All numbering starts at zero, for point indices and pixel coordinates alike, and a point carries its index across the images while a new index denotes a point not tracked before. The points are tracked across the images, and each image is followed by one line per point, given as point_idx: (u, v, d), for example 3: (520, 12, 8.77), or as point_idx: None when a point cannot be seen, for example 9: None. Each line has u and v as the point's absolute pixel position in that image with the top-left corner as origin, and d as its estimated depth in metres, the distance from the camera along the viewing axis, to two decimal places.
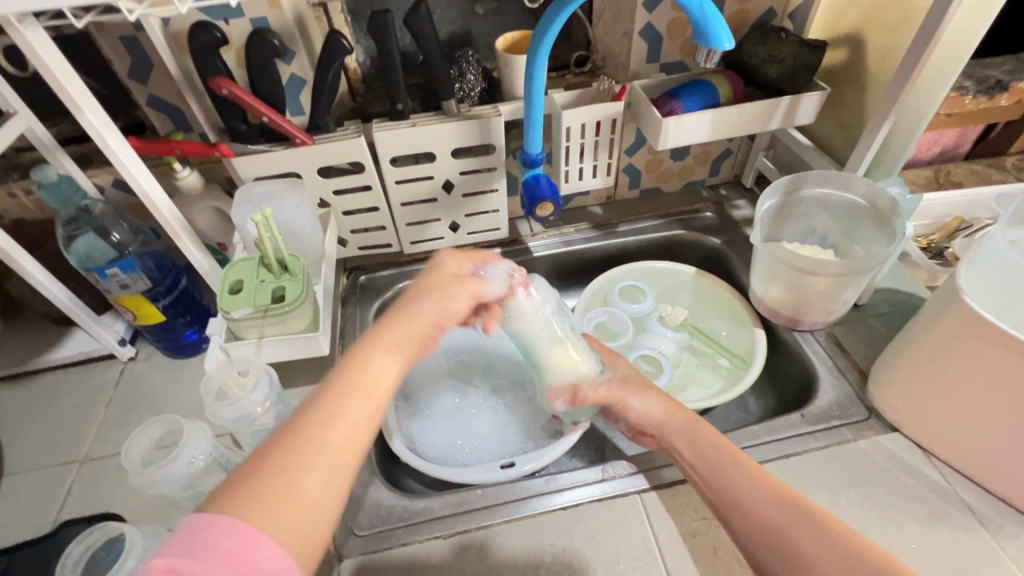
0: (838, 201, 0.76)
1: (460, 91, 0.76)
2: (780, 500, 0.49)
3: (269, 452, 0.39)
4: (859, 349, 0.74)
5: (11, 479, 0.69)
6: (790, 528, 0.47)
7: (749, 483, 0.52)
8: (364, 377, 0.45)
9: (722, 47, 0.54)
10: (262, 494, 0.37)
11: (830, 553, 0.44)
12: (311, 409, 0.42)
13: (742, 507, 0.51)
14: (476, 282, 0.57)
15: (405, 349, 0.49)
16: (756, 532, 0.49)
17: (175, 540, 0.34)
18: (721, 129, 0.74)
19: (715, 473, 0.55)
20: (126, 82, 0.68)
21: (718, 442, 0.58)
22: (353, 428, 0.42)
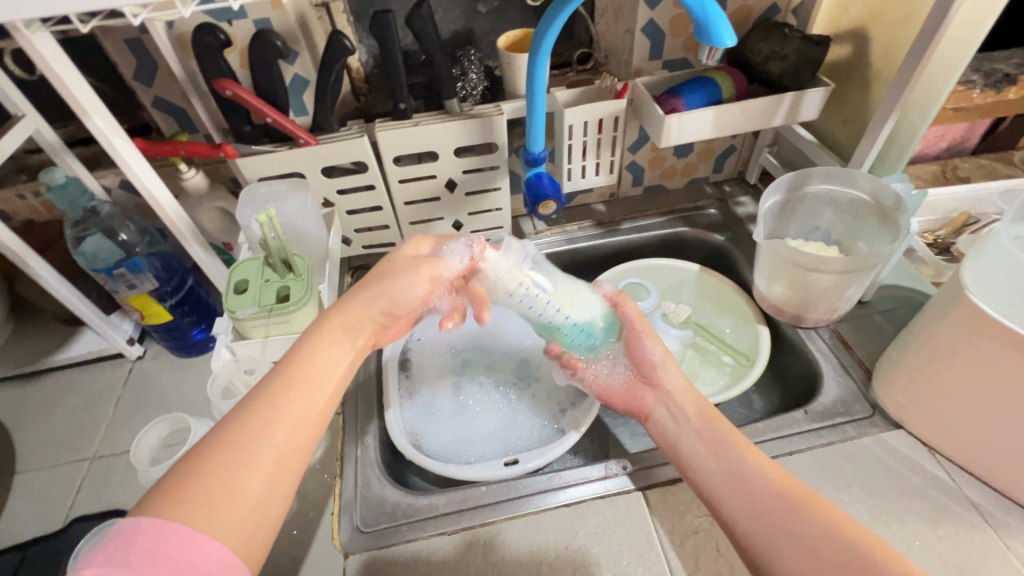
0: (842, 197, 0.76)
1: (462, 89, 0.76)
2: (785, 490, 0.50)
3: (209, 455, 0.41)
4: (864, 346, 0.74)
5: (23, 476, 0.70)
6: (794, 517, 0.47)
7: (755, 468, 0.53)
8: (304, 376, 0.48)
9: (724, 44, 0.54)
10: (204, 494, 0.39)
11: (826, 540, 0.45)
12: (256, 405, 0.45)
13: (746, 489, 0.51)
14: (433, 265, 0.61)
15: (346, 344, 0.53)
16: (758, 513, 0.49)
17: (112, 547, 0.35)
18: (723, 126, 0.73)
19: (720, 455, 0.56)
20: (132, 85, 0.69)
21: (720, 427, 0.58)
22: (295, 427, 0.45)
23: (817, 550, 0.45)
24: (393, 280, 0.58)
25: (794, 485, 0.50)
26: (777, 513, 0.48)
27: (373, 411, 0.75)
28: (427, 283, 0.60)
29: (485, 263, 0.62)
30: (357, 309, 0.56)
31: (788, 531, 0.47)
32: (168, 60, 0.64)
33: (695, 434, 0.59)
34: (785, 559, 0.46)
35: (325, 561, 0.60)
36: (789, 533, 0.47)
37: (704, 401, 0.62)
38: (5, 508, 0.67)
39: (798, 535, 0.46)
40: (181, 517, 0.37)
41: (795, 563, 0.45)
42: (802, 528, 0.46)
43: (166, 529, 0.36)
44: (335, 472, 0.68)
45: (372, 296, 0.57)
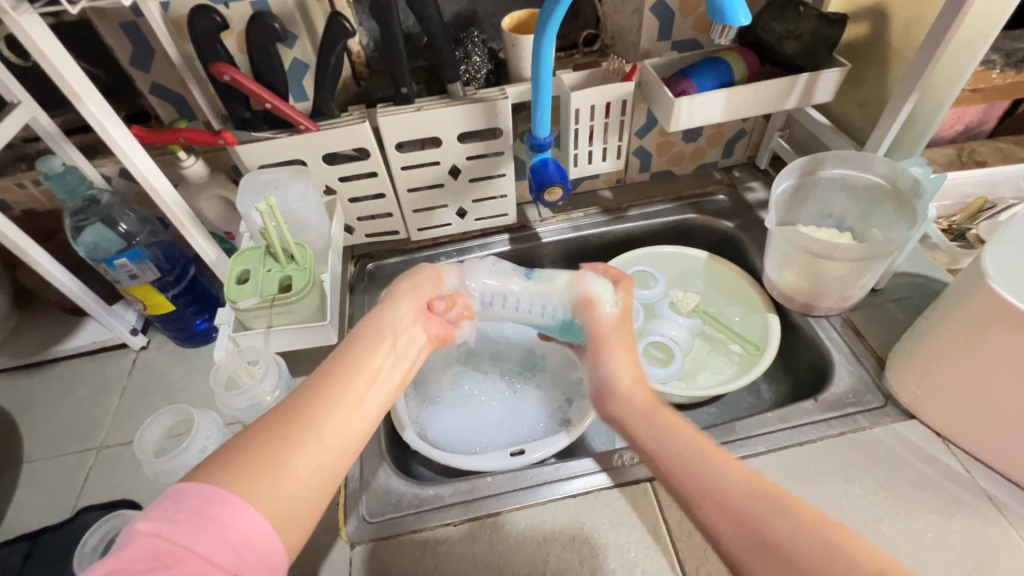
0: (857, 182, 0.74)
1: (466, 73, 0.74)
2: (751, 491, 0.42)
3: (263, 432, 0.41)
4: (877, 335, 0.73)
5: (30, 466, 0.70)
6: (772, 527, 0.39)
7: (716, 468, 0.44)
8: (353, 359, 0.49)
9: (738, 23, 0.52)
10: (254, 468, 0.39)
11: (808, 542, 0.38)
12: (307, 389, 0.45)
13: (712, 502, 0.42)
14: (438, 266, 0.66)
15: (392, 333, 0.54)
16: (729, 525, 0.41)
17: (165, 503, 0.36)
18: (735, 108, 0.71)
19: (675, 462, 0.46)
20: (128, 70, 0.68)
21: (665, 419, 0.51)
22: (346, 409, 0.45)
23: (795, 562, 0.38)
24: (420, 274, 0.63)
25: (755, 482, 0.42)
26: (752, 524, 0.40)
27: None
28: (439, 277, 0.65)
29: (469, 265, 0.70)
30: (399, 298, 0.58)
31: (771, 541, 0.39)
32: (164, 44, 0.63)
33: (645, 444, 0.50)
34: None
35: (331, 550, 0.60)
36: (762, 548, 0.39)
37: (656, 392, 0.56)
38: (14, 497, 0.68)
39: (776, 549, 0.38)
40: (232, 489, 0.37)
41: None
42: (783, 535, 0.39)
43: (221, 493, 0.36)
44: None
45: (403, 289, 0.60)
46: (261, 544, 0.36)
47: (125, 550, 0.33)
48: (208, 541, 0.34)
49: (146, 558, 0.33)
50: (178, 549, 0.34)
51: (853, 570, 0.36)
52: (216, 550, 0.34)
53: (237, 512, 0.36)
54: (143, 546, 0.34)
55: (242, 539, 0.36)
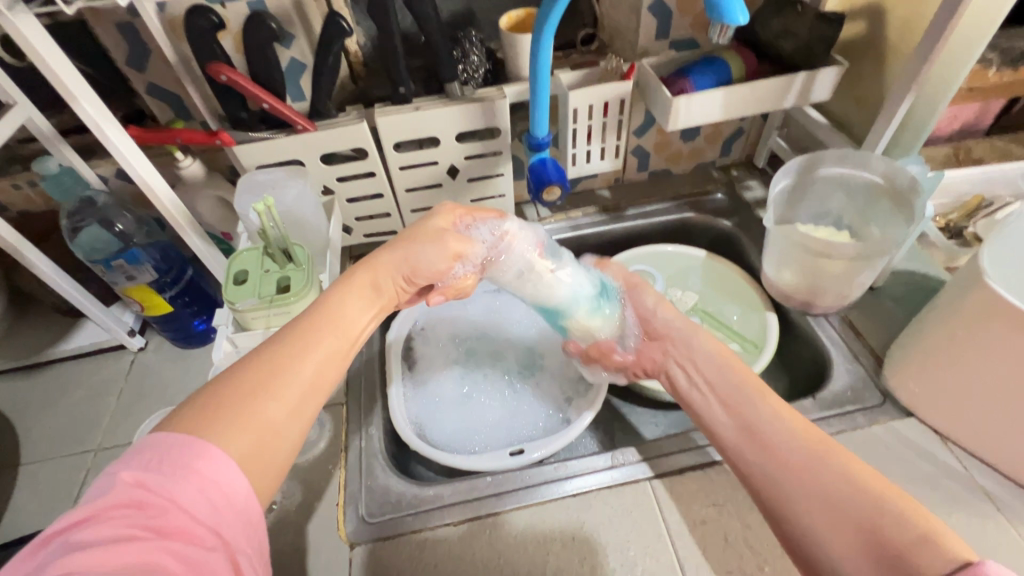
0: (854, 181, 0.74)
1: (463, 73, 0.73)
2: (804, 440, 0.47)
3: (236, 382, 0.41)
4: (875, 333, 0.73)
5: (27, 469, 0.70)
6: (811, 467, 0.45)
7: (772, 419, 0.50)
8: (325, 319, 0.49)
9: (736, 22, 0.52)
10: (230, 416, 0.39)
11: (838, 485, 0.43)
12: (279, 341, 0.45)
13: (762, 440, 0.49)
14: (461, 240, 0.61)
15: (369, 296, 0.54)
16: (772, 466, 0.47)
17: (149, 454, 0.36)
18: (733, 107, 0.71)
19: (738, 406, 0.53)
20: (124, 71, 0.67)
21: (736, 373, 0.56)
22: (319, 366, 0.45)
23: (826, 496, 0.43)
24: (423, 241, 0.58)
25: (812, 436, 0.47)
26: (795, 465, 0.46)
27: (377, 401, 0.74)
28: (451, 256, 0.60)
29: (511, 239, 0.62)
30: (384, 268, 0.56)
31: (805, 479, 0.44)
32: (160, 44, 0.62)
33: (712, 387, 0.57)
34: (798, 502, 0.44)
35: (331, 551, 0.60)
36: (797, 477, 0.45)
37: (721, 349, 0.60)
38: (12, 499, 0.67)
39: (808, 483, 0.44)
40: (205, 434, 0.37)
41: (806, 505, 0.43)
42: (817, 477, 0.44)
43: (202, 444, 0.37)
44: (340, 463, 0.67)
45: (392, 258, 0.57)
46: (237, 494, 0.37)
47: (105, 498, 0.33)
48: (191, 492, 0.34)
49: (126, 506, 0.33)
50: (158, 501, 0.34)
51: (884, 517, 0.40)
52: (196, 502, 0.34)
53: (214, 459, 0.36)
54: (124, 494, 0.33)
55: (220, 490, 0.36)
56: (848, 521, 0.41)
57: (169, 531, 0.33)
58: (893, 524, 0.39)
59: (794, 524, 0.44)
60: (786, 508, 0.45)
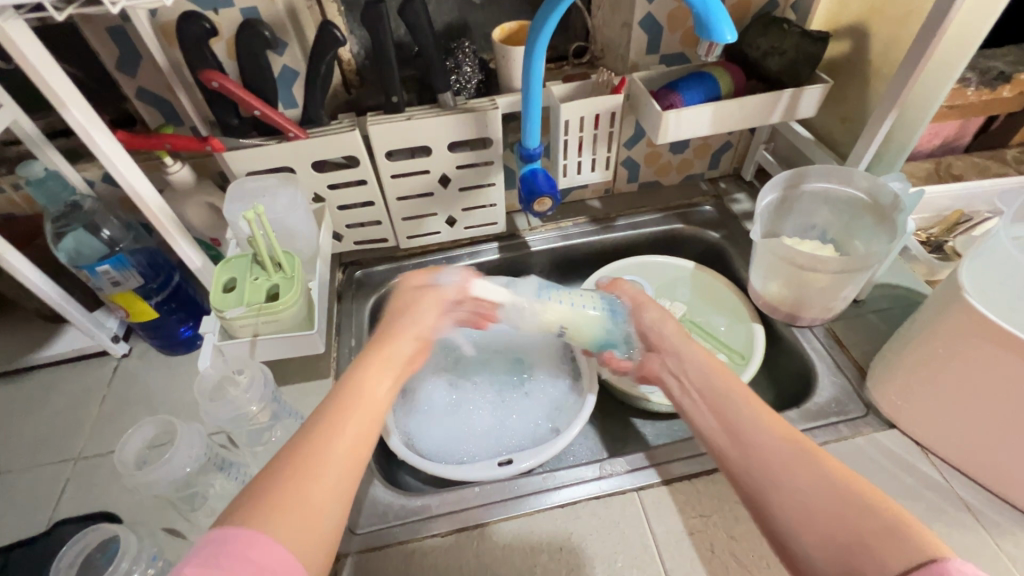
0: (839, 195, 0.75)
1: (456, 83, 0.74)
2: (781, 439, 0.48)
3: (279, 468, 0.41)
4: (858, 346, 0.74)
5: (5, 478, 0.68)
6: (788, 468, 0.46)
7: (752, 424, 0.51)
8: (359, 392, 0.48)
9: (724, 40, 0.53)
10: (277, 503, 0.39)
11: (825, 495, 0.43)
12: (311, 423, 0.45)
13: (743, 442, 0.50)
14: (435, 293, 0.63)
15: (389, 367, 0.53)
16: (766, 473, 0.47)
17: (207, 550, 0.36)
18: (722, 121, 0.72)
19: (721, 409, 0.54)
20: (114, 75, 0.67)
21: (720, 379, 0.57)
22: (358, 427, 0.45)
23: (807, 498, 0.43)
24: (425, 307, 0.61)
25: (795, 442, 0.48)
26: (774, 465, 0.47)
27: None
28: (436, 308, 0.62)
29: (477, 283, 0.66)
30: (405, 333, 0.57)
31: (792, 489, 0.44)
32: (151, 49, 0.62)
33: (702, 392, 0.57)
34: (779, 504, 0.45)
35: None
36: (774, 479, 0.46)
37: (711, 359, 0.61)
38: None
39: (783, 483, 0.45)
40: (265, 521, 0.38)
41: (785, 510, 0.44)
42: (796, 481, 0.45)
43: (253, 536, 0.37)
44: None
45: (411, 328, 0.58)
46: None
47: None
48: None
49: None
50: None
51: (852, 514, 0.41)
52: None
53: (270, 547, 0.37)
54: None
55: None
56: (825, 520, 0.42)
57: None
58: (860, 523, 0.40)
59: (777, 526, 0.44)
60: (772, 522, 0.45)
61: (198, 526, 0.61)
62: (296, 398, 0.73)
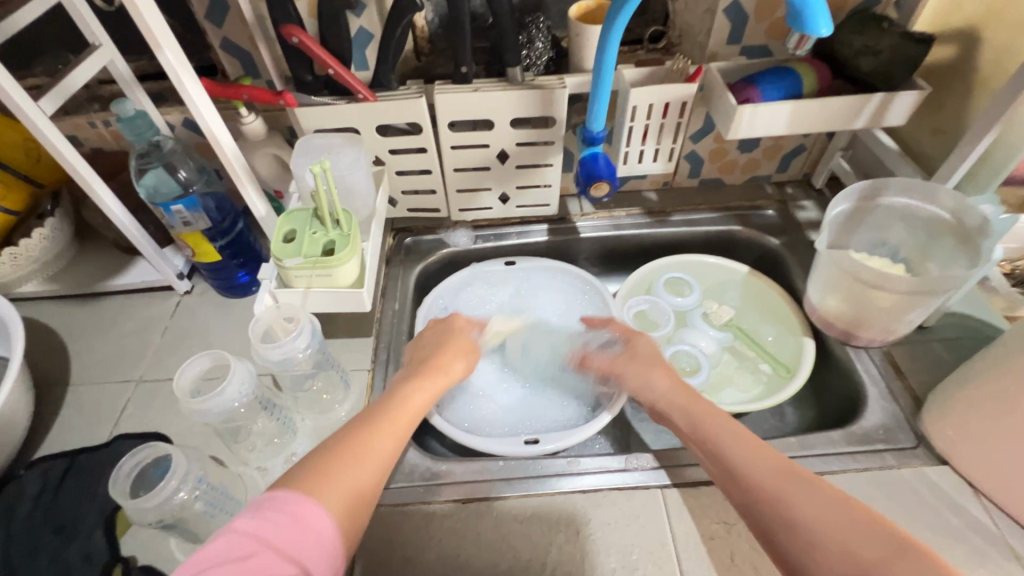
0: (918, 213, 0.70)
1: (527, 58, 0.74)
2: (778, 465, 0.49)
3: (326, 451, 0.47)
4: (917, 373, 0.70)
5: (75, 389, 0.75)
6: (787, 494, 0.46)
7: (750, 460, 0.50)
8: (403, 405, 0.55)
9: (817, 33, 0.49)
10: (345, 458, 0.46)
11: (831, 515, 0.43)
12: (355, 424, 0.51)
13: (740, 475, 0.49)
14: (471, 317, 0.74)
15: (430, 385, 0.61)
16: (766, 504, 0.46)
17: (278, 506, 0.41)
18: (800, 122, 0.69)
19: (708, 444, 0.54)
20: (202, 24, 0.70)
21: (699, 411, 0.58)
22: (394, 441, 0.51)
23: (824, 529, 0.42)
24: (452, 341, 0.69)
25: (791, 466, 0.48)
26: (784, 500, 0.45)
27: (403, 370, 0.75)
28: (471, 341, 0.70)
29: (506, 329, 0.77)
30: (448, 364, 0.65)
31: (797, 519, 0.44)
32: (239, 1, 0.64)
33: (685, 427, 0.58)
34: (791, 542, 0.43)
35: None
36: (778, 514, 0.45)
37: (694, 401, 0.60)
38: (58, 416, 0.72)
39: (789, 516, 0.44)
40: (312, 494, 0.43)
41: (795, 543, 0.43)
42: (808, 511, 0.44)
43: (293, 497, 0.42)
44: None
45: (451, 356, 0.66)
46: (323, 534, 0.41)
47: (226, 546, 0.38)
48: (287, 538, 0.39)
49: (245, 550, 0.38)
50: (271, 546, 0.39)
51: (859, 532, 0.42)
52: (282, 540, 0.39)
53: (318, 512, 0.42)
54: (242, 546, 0.38)
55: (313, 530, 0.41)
56: (846, 552, 0.40)
57: (269, 571, 0.37)
58: (870, 542, 0.41)
59: (787, 558, 0.43)
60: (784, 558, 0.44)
61: (240, 458, 0.65)
62: (338, 352, 0.76)
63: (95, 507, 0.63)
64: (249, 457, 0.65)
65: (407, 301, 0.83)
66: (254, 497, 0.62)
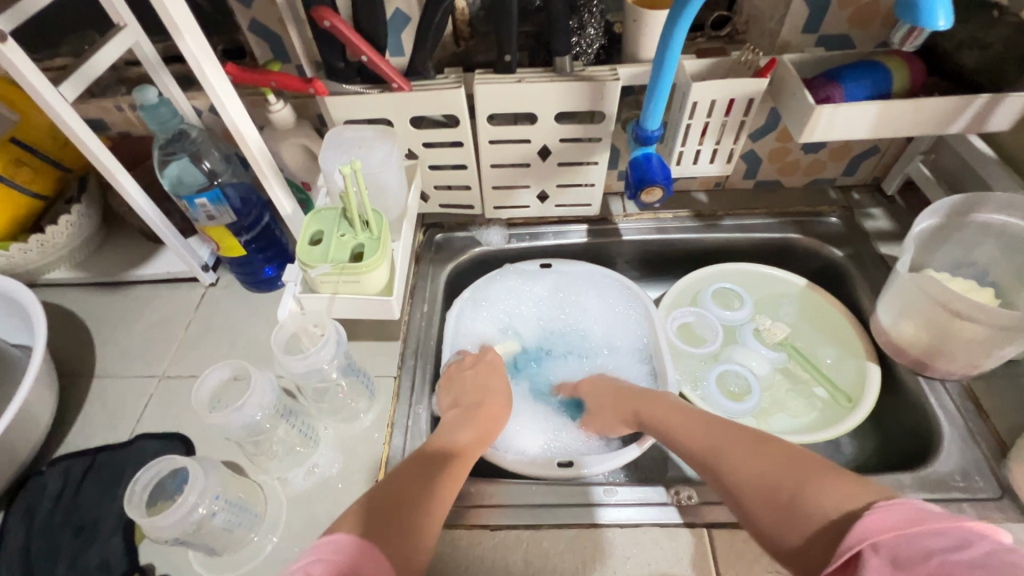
0: (1015, 233, 0.62)
1: (576, 46, 0.67)
2: (728, 435, 0.54)
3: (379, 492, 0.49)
4: (1001, 412, 0.62)
5: (99, 382, 0.73)
6: (729, 457, 0.51)
7: (688, 434, 0.57)
8: (450, 445, 0.58)
9: (933, 27, 0.42)
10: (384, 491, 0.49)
11: (761, 466, 0.48)
12: (403, 466, 0.53)
13: (701, 451, 0.55)
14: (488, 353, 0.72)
15: (474, 417, 0.63)
16: (723, 474, 0.51)
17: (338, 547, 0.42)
18: (885, 126, 0.61)
19: (673, 432, 0.59)
20: (229, 4, 0.65)
21: (662, 404, 0.63)
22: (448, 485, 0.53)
23: (749, 477, 0.49)
24: (493, 379, 0.69)
25: (731, 428, 0.55)
26: (718, 458, 0.52)
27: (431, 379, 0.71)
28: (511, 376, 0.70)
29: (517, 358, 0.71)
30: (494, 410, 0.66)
31: (739, 476, 0.49)
32: None
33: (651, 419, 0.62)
34: (747, 499, 0.48)
35: None
36: (729, 475, 0.50)
37: (665, 402, 0.63)
38: (81, 410, 0.71)
39: (737, 475, 0.50)
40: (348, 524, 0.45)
41: (749, 497, 0.48)
42: (735, 464, 0.50)
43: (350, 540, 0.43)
44: (383, 437, 0.65)
45: (497, 402, 0.67)
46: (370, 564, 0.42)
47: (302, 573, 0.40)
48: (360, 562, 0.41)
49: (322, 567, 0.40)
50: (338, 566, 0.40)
51: (786, 472, 0.47)
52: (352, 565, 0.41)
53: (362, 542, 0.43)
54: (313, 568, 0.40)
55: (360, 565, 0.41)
56: (766, 492, 0.47)
57: None
58: (794, 478, 0.46)
59: (751, 517, 0.47)
60: (750, 519, 0.47)
61: (260, 467, 0.62)
62: (364, 356, 0.72)
63: (115, 509, 0.61)
64: (270, 466, 0.62)
65: (436, 302, 0.78)
66: (275, 509, 0.60)
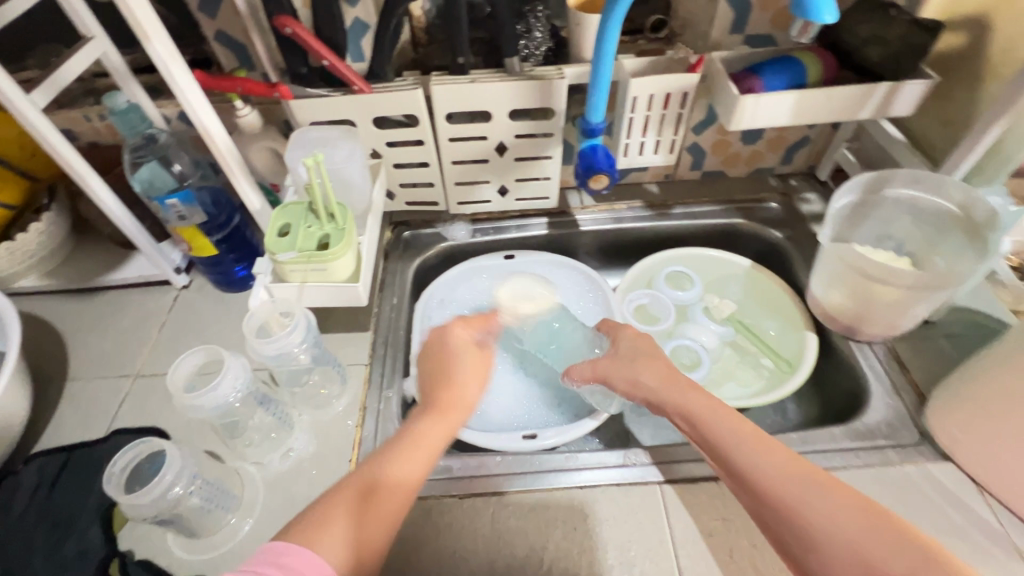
0: (923, 206, 0.69)
1: (525, 48, 0.72)
2: (796, 474, 0.47)
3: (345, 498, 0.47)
4: (921, 368, 0.69)
5: (73, 383, 0.75)
6: (802, 502, 0.45)
7: (759, 454, 0.49)
8: (423, 438, 0.53)
9: (821, 21, 0.48)
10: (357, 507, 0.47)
11: (846, 525, 0.43)
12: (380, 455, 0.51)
13: (755, 482, 0.48)
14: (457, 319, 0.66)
15: (449, 409, 0.57)
16: (785, 516, 0.45)
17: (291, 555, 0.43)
18: (805, 113, 0.67)
19: (716, 449, 0.52)
20: (195, 15, 0.69)
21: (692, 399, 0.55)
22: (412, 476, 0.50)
23: (835, 533, 0.43)
24: (459, 365, 0.60)
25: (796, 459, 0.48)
26: (790, 495, 0.45)
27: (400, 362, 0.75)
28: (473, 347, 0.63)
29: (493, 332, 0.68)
30: (459, 392, 0.58)
31: (818, 531, 0.43)
32: None
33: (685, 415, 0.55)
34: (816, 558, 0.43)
35: None
36: (803, 525, 0.44)
37: (709, 403, 0.55)
38: (56, 411, 0.72)
39: (815, 526, 0.44)
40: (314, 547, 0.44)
41: (819, 558, 0.43)
42: (817, 513, 0.44)
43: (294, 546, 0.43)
44: (355, 420, 0.68)
45: (463, 385, 0.59)
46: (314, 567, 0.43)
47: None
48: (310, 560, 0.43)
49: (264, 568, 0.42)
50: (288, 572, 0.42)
51: (873, 540, 0.42)
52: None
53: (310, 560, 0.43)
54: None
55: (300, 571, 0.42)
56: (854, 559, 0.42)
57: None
58: (885, 552, 0.41)
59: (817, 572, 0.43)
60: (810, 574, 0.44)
61: (237, 453, 0.65)
62: (337, 346, 0.75)
63: (94, 501, 0.63)
64: (247, 452, 0.65)
65: (405, 295, 0.82)
66: (252, 491, 0.62)
